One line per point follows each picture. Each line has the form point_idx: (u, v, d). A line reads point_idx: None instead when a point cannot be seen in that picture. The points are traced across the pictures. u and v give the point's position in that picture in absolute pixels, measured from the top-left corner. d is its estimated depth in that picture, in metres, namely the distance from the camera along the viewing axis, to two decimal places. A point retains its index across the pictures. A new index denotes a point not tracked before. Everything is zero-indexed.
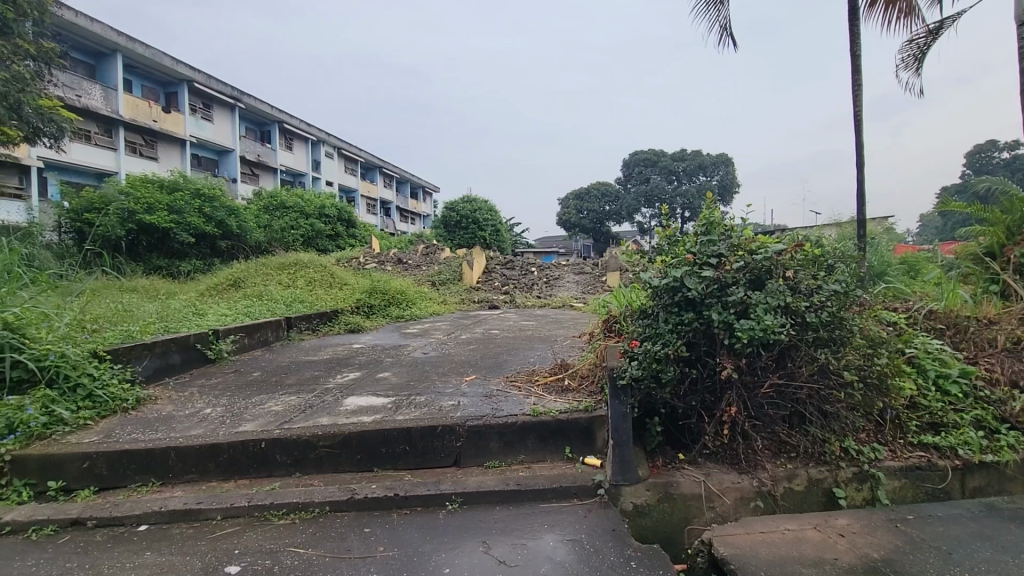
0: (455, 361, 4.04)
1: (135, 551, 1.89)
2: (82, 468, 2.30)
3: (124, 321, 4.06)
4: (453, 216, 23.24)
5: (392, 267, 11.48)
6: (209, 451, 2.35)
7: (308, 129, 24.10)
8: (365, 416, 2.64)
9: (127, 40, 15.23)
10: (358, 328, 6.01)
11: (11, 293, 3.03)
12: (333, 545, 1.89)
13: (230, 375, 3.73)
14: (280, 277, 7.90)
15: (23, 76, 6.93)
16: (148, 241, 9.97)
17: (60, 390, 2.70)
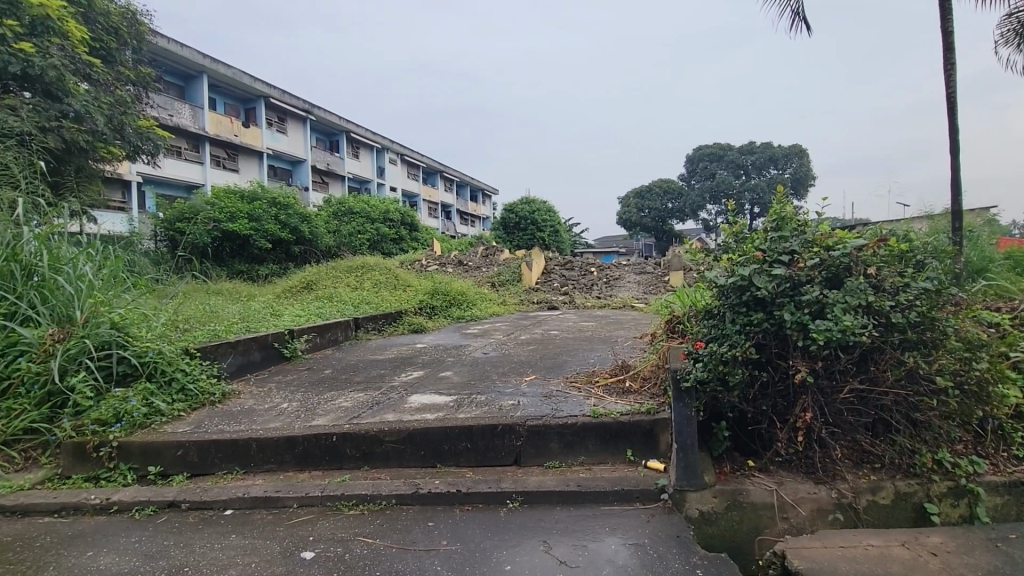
0: (514, 361, 4.07)
1: (222, 533, 2.05)
2: (177, 455, 2.51)
3: (211, 321, 4.42)
4: (513, 217, 23.42)
5: (453, 269, 11.74)
6: (285, 443, 2.50)
7: (373, 137, 25.12)
8: (429, 413, 2.72)
9: (212, 62, 16.53)
10: (421, 328, 6.18)
11: (117, 295, 3.37)
12: (399, 537, 1.96)
13: (304, 373, 3.96)
14: (348, 279, 8.29)
15: (125, 100, 7.67)
16: (231, 247, 10.77)
17: (158, 383, 2.97)
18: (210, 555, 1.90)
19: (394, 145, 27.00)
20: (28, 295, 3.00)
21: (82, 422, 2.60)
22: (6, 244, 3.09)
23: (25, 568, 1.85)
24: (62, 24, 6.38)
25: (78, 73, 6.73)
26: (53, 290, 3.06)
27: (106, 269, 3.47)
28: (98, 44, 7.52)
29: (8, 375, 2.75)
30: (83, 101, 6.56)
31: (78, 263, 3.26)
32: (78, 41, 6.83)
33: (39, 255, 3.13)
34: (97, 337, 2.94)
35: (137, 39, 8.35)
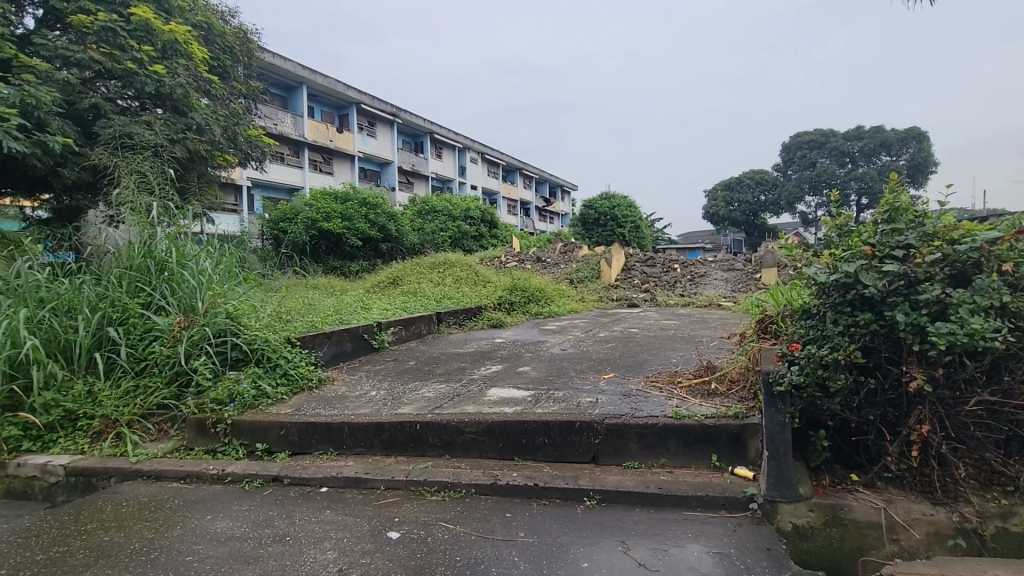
0: (593, 358, 4.03)
1: (319, 508, 2.22)
2: (280, 434, 2.75)
3: (309, 313, 4.78)
4: (592, 214, 23.09)
5: (532, 265, 11.80)
6: (374, 428, 2.66)
7: (455, 137, 25.88)
8: (507, 406, 2.77)
9: (310, 73, 17.81)
10: (499, 323, 6.29)
11: (231, 288, 3.75)
12: (479, 525, 2.01)
13: (391, 363, 4.18)
14: (431, 275, 8.61)
15: (237, 113, 8.44)
16: (326, 245, 11.57)
17: (265, 368, 3.27)
18: (308, 527, 2.06)
19: (475, 144, 27.59)
20: (160, 287, 3.41)
21: (203, 400, 2.92)
22: (143, 243, 3.53)
23: (159, 525, 2.11)
24: (188, 46, 7.21)
25: (201, 90, 7.55)
26: (180, 283, 3.45)
27: (223, 265, 3.86)
28: (216, 63, 8.38)
29: (145, 357, 3.14)
30: (204, 114, 7.34)
31: (200, 260, 3.66)
32: (200, 61, 7.65)
33: (169, 252, 3.55)
34: (214, 325, 3.28)
35: (248, 56, 9.21)
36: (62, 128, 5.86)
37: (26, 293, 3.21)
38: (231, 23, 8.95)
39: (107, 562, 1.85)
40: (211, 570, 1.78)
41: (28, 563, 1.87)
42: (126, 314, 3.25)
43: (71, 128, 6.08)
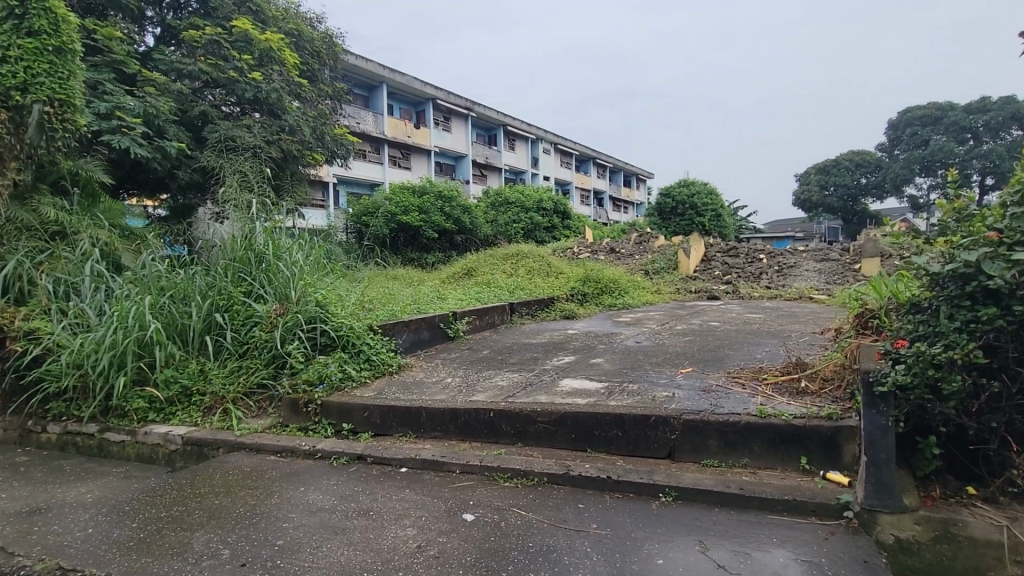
0: (669, 351, 3.90)
1: (399, 487, 2.33)
2: (364, 416, 2.92)
3: (389, 302, 5.01)
4: (669, 202, 22.19)
5: (605, 256, 11.59)
6: (450, 414, 2.75)
7: (528, 128, 25.89)
8: (579, 398, 2.75)
9: (390, 71, 18.52)
10: (572, 314, 6.25)
11: (320, 278, 4.02)
12: (551, 514, 2.02)
13: (465, 352, 4.29)
14: (504, 266, 8.71)
15: (325, 113, 8.95)
16: (405, 237, 12.04)
17: (350, 354, 3.47)
18: (390, 504, 2.17)
19: (547, 135, 27.44)
20: (260, 278, 3.73)
21: (296, 381, 3.17)
22: (245, 237, 3.87)
23: (259, 493, 2.32)
24: (281, 53, 7.75)
25: (293, 94, 8.09)
26: (276, 273, 3.75)
27: (312, 256, 4.14)
28: (306, 68, 8.92)
29: (247, 341, 3.44)
30: (295, 116, 7.86)
31: (292, 252, 3.95)
32: (292, 67, 8.19)
33: (267, 245, 3.86)
34: (306, 312, 3.53)
35: (334, 59, 9.73)
36: (177, 134, 6.52)
37: (150, 282, 3.62)
38: (319, 28, 9.49)
39: (218, 523, 2.06)
40: (304, 537, 1.92)
41: (155, 519, 2.13)
42: (230, 302, 3.58)
43: (185, 134, 6.74)
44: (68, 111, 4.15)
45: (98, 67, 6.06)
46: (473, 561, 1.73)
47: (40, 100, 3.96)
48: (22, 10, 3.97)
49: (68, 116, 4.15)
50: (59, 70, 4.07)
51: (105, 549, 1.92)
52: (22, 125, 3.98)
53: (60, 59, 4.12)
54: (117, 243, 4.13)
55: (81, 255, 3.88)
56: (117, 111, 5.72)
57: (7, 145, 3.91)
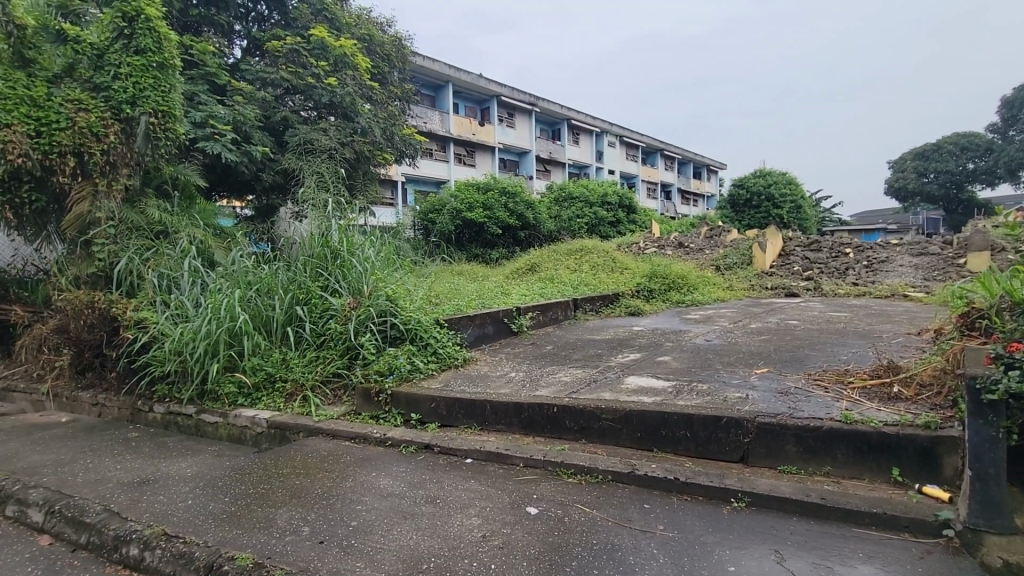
0: (743, 351, 3.72)
1: (464, 477, 2.39)
2: (431, 407, 3.01)
3: (455, 297, 5.13)
4: (744, 194, 21.11)
5: (673, 251, 11.21)
6: (514, 407, 2.77)
7: (593, 121, 25.50)
8: (646, 396, 2.69)
9: (455, 70, 18.88)
10: (638, 311, 6.11)
11: (390, 274, 4.20)
12: (615, 512, 1.99)
13: (529, 347, 4.31)
14: (568, 262, 8.66)
15: (394, 114, 9.27)
16: (469, 233, 12.26)
17: (418, 346, 3.60)
18: (455, 493, 2.23)
19: (613, 128, 26.90)
20: (335, 273, 3.94)
21: (368, 371, 3.33)
22: (322, 235, 4.11)
23: (334, 476, 2.45)
24: (354, 58, 8.11)
25: (365, 96, 8.44)
26: (349, 269, 3.95)
27: (383, 252, 4.31)
28: (377, 71, 9.29)
29: (324, 332, 3.65)
30: (367, 118, 8.19)
31: (365, 249, 4.15)
32: (364, 71, 8.54)
33: (341, 242, 4.08)
34: (377, 306, 3.69)
35: (403, 61, 10.04)
36: (262, 139, 7.01)
37: (238, 277, 3.92)
38: (389, 32, 9.83)
39: (299, 502, 2.20)
40: (375, 520, 2.01)
41: (244, 495, 2.31)
42: (309, 296, 3.80)
43: (268, 138, 7.22)
44: (170, 121, 4.57)
45: (194, 79, 6.60)
46: (537, 555, 1.74)
47: (147, 113, 4.39)
48: (131, 31, 4.39)
49: (170, 126, 4.57)
50: (162, 84, 4.48)
51: (202, 519, 2.11)
52: (132, 135, 4.43)
53: (162, 74, 4.53)
54: (211, 241, 4.50)
55: (181, 253, 4.26)
56: (210, 120, 6.22)
57: (121, 154, 4.37)
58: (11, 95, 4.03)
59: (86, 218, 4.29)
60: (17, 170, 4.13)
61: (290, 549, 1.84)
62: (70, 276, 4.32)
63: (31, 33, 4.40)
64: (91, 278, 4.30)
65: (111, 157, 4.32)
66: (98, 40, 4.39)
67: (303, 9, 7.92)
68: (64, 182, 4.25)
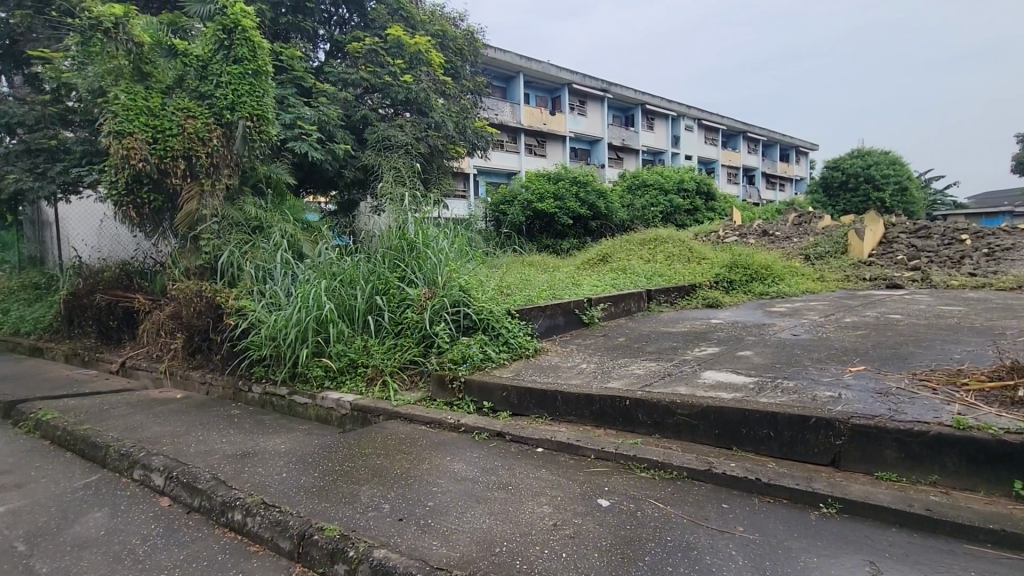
0: (835, 346, 3.45)
1: (535, 466, 2.42)
2: (503, 396, 3.06)
3: (526, 288, 5.16)
4: (838, 177, 19.44)
5: (756, 240, 10.57)
6: (585, 399, 2.75)
7: (669, 105, 24.49)
8: (725, 392, 2.57)
9: (526, 60, 18.87)
10: (716, 303, 5.84)
11: (463, 265, 4.30)
12: (691, 510, 1.93)
13: (600, 338, 4.25)
14: (641, 252, 8.43)
15: (467, 108, 9.43)
16: (540, 224, 12.26)
17: (490, 336, 3.68)
18: (526, 480, 2.26)
19: (690, 111, 25.69)
20: (411, 264, 4.10)
21: (442, 359, 3.44)
22: (400, 228, 4.29)
23: (411, 458, 2.57)
24: (428, 55, 8.32)
25: (439, 92, 8.63)
26: (425, 261, 4.10)
27: (457, 243, 4.43)
28: (450, 66, 9.47)
29: (402, 321, 3.81)
30: (441, 113, 8.38)
31: (439, 240, 4.29)
32: (438, 67, 8.74)
33: (417, 234, 4.24)
34: (451, 296, 3.80)
35: (475, 54, 10.17)
36: (344, 137, 7.39)
37: (324, 268, 4.17)
38: (461, 26, 9.97)
39: (379, 481, 2.33)
40: (450, 502, 2.09)
41: (330, 471, 2.48)
42: (387, 286, 3.98)
43: (350, 136, 7.60)
44: (263, 124, 4.93)
45: (284, 83, 7.07)
46: (609, 547, 1.73)
47: (244, 117, 4.78)
48: (230, 42, 4.76)
49: (264, 128, 4.94)
50: (256, 90, 4.84)
51: (295, 491, 2.29)
52: (232, 138, 4.84)
53: (257, 81, 4.88)
54: (300, 234, 4.83)
55: (274, 246, 4.61)
56: (298, 121, 6.64)
57: (223, 156, 4.79)
58: (133, 106, 4.52)
59: (195, 216, 4.75)
60: (138, 173, 4.64)
61: (373, 524, 1.95)
62: (182, 268, 4.81)
63: (147, 50, 4.86)
64: (199, 269, 4.76)
65: (214, 159, 4.75)
66: (202, 52, 4.80)
67: (380, 9, 8.23)
68: (176, 183, 4.72)
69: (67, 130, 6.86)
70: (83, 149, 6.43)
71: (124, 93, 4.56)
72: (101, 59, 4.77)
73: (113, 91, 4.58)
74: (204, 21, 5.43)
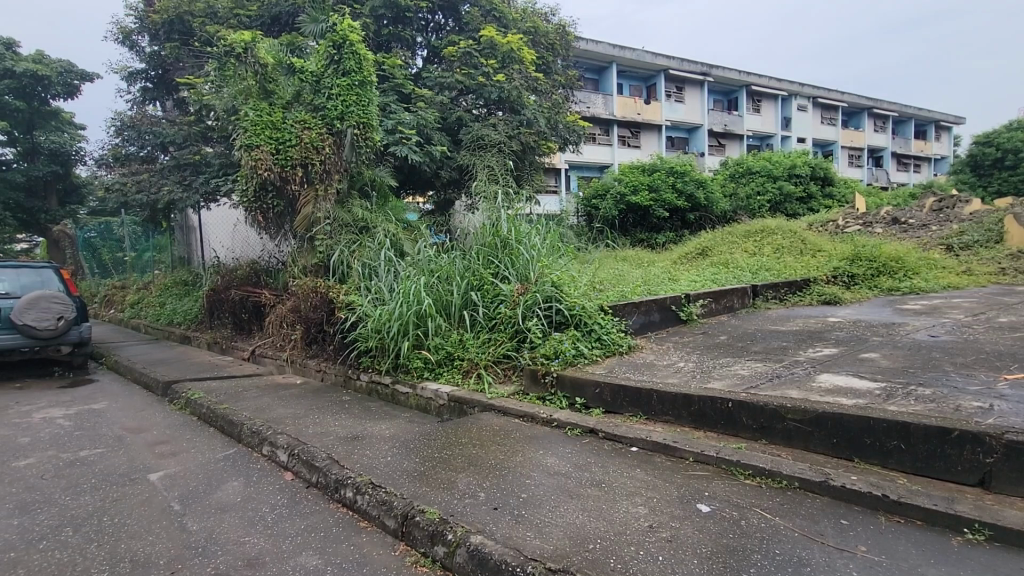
0: (985, 350, 3.00)
1: (629, 465, 2.36)
2: (596, 392, 3.02)
3: (619, 284, 5.06)
4: (989, 153, 16.75)
5: (883, 229, 9.43)
6: (683, 399, 2.64)
7: (777, 85, 22.60)
8: (844, 397, 2.34)
9: (619, 49, 18.41)
10: (834, 300, 5.31)
11: (555, 260, 4.31)
12: (803, 523, 1.78)
13: (700, 336, 4.04)
14: (745, 245, 7.89)
15: (559, 102, 9.39)
16: (634, 217, 11.91)
17: (582, 332, 3.66)
18: (621, 479, 2.22)
19: (803, 89, 23.52)
20: (505, 261, 4.19)
21: (535, 354, 3.49)
22: (493, 225, 4.39)
23: (506, 449, 2.63)
24: (520, 53, 8.39)
25: (531, 88, 8.68)
26: (517, 257, 4.17)
27: (549, 238, 4.44)
28: (542, 61, 9.50)
29: (495, 316, 3.90)
30: (532, 110, 8.44)
31: (531, 237, 4.33)
32: (530, 64, 8.79)
33: (510, 231, 4.31)
34: (543, 292, 3.82)
35: (567, 48, 10.09)
36: (440, 139, 7.69)
37: (423, 265, 4.38)
38: (552, 20, 9.95)
39: (476, 469, 2.41)
40: (544, 495, 2.11)
41: (429, 458, 2.61)
42: (481, 282, 4.09)
43: (446, 138, 7.90)
44: (368, 131, 5.28)
45: (386, 91, 7.52)
46: (710, 554, 1.65)
47: (352, 126, 5.15)
48: (339, 56, 5.16)
49: (369, 135, 5.29)
50: (363, 99, 5.19)
51: (399, 474, 2.44)
52: (342, 146, 5.25)
53: (363, 90, 5.24)
54: (401, 234, 5.12)
55: (378, 245, 4.93)
56: (399, 126, 7.03)
57: (334, 163, 5.21)
58: (260, 122, 5.06)
59: (311, 218, 5.21)
60: (264, 181, 5.18)
61: (470, 511, 2.03)
62: (300, 266, 5.30)
63: (271, 70, 5.39)
64: (314, 267, 5.22)
65: (327, 166, 5.17)
66: (316, 68, 5.25)
67: (474, 12, 8.45)
68: (295, 189, 5.21)
69: (207, 145, 7.84)
70: (221, 161, 7.31)
71: (252, 110, 5.11)
72: (233, 80, 5.36)
73: (244, 109, 5.14)
74: (317, 39, 5.92)
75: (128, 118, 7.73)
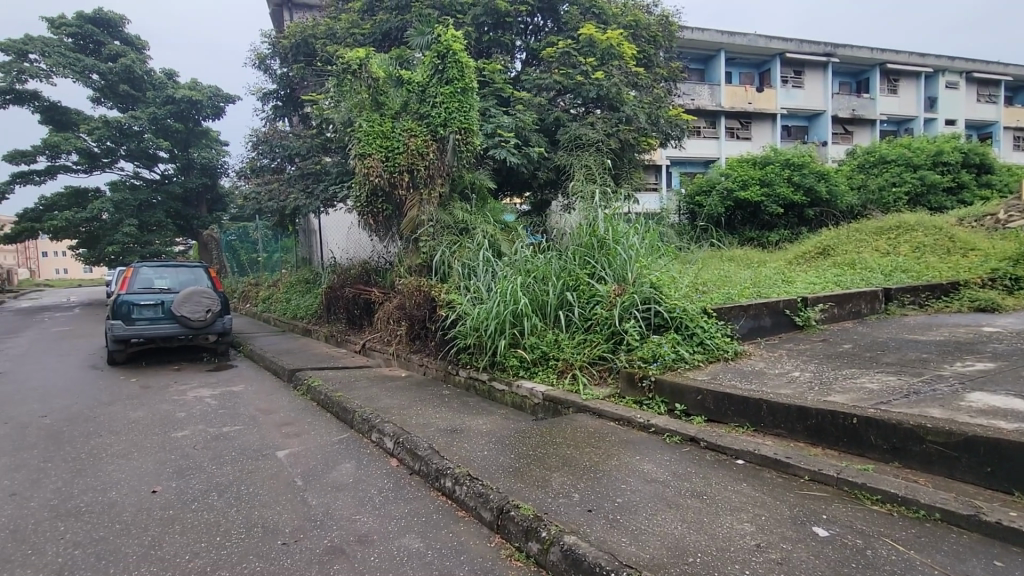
0: None
1: (735, 478, 2.21)
2: (697, 399, 2.87)
3: (725, 286, 4.76)
4: None
5: None
6: (797, 411, 2.42)
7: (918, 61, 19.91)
8: (1003, 420, 2.01)
9: (728, 36, 17.34)
10: (991, 307, 4.57)
11: (655, 261, 4.17)
12: (946, 561, 1.56)
13: (819, 344, 3.68)
14: (875, 243, 7.05)
15: (660, 97, 9.04)
16: (743, 215, 11.15)
17: (683, 335, 3.51)
18: (725, 493, 2.09)
19: (952, 64, 20.49)
20: (601, 261, 4.12)
21: (632, 357, 3.40)
22: (589, 224, 4.34)
23: (601, 452, 2.59)
24: (620, 48, 8.21)
25: (631, 84, 8.48)
26: (614, 256, 4.09)
27: (648, 237, 4.30)
28: (643, 55, 9.20)
29: (591, 316, 3.86)
30: (632, 106, 8.20)
31: (629, 236, 4.22)
32: (630, 58, 8.58)
33: (607, 231, 4.24)
34: (642, 293, 3.72)
35: (669, 39, 9.69)
36: (538, 141, 7.76)
37: (520, 266, 4.43)
38: (654, 12, 9.62)
39: (569, 470, 2.40)
40: (640, 502, 2.05)
41: (523, 455, 2.64)
42: (577, 283, 4.05)
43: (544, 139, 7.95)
44: (469, 136, 5.46)
45: (486, 96, 7.74)
46: None
47: (454, 131, 5.37)
48: (443, 66, 5.41)
49: (470, 139, 5.47)
50: (465, 105, 5.38)
51: (495, 469, 2.50)
52: (445, 151, 5.51)
53: (465, 97, 5.43)
54: (499, 235, 5.24)
55: (477, 246, 5.09)
56: (498, 130, 7.21)
57: (437, 168, 5.48)
58: (372, 132, 5.44)
59: (416, 221, 5.52)
60: (375, 187, 5.57)
61: (563, 510, 2.03)
62: (406, 266, 5.62)
63: (382, 83, 5.77)
64: (418, 267, 5.50)
65: (431, 171, 5.46)
66: (422, 78, 5.54)
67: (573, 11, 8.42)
68: (402, 193, 5.54)
69: (327, 155, 8.59)
70: (339, 169, 7.99)
71: (366, 121, 5.49)
72: (350, 95, 5.81)
73: (358, 121, 5.54)
74: (423, 51, 6.24)
75: (262, 134, 8.71)
